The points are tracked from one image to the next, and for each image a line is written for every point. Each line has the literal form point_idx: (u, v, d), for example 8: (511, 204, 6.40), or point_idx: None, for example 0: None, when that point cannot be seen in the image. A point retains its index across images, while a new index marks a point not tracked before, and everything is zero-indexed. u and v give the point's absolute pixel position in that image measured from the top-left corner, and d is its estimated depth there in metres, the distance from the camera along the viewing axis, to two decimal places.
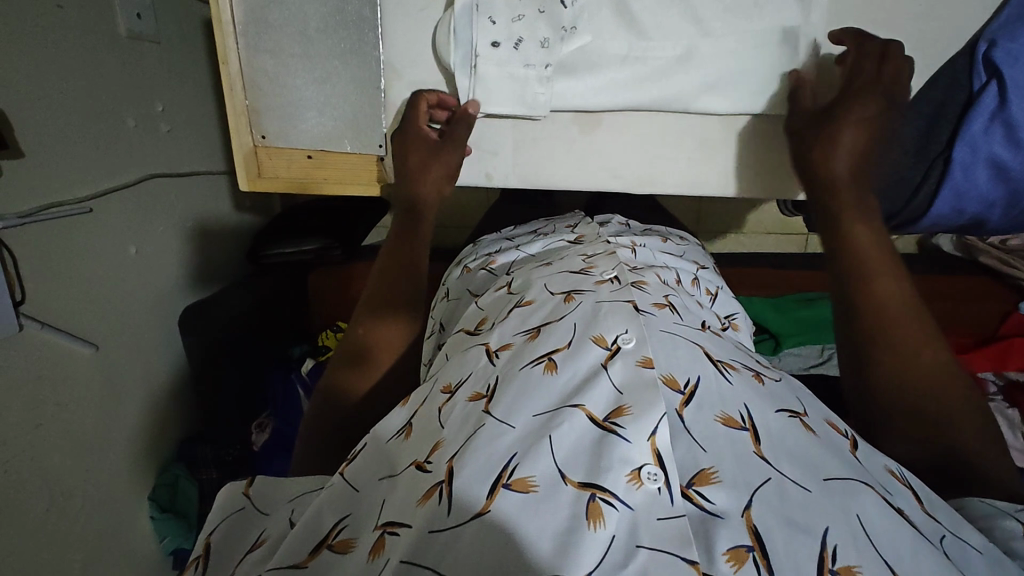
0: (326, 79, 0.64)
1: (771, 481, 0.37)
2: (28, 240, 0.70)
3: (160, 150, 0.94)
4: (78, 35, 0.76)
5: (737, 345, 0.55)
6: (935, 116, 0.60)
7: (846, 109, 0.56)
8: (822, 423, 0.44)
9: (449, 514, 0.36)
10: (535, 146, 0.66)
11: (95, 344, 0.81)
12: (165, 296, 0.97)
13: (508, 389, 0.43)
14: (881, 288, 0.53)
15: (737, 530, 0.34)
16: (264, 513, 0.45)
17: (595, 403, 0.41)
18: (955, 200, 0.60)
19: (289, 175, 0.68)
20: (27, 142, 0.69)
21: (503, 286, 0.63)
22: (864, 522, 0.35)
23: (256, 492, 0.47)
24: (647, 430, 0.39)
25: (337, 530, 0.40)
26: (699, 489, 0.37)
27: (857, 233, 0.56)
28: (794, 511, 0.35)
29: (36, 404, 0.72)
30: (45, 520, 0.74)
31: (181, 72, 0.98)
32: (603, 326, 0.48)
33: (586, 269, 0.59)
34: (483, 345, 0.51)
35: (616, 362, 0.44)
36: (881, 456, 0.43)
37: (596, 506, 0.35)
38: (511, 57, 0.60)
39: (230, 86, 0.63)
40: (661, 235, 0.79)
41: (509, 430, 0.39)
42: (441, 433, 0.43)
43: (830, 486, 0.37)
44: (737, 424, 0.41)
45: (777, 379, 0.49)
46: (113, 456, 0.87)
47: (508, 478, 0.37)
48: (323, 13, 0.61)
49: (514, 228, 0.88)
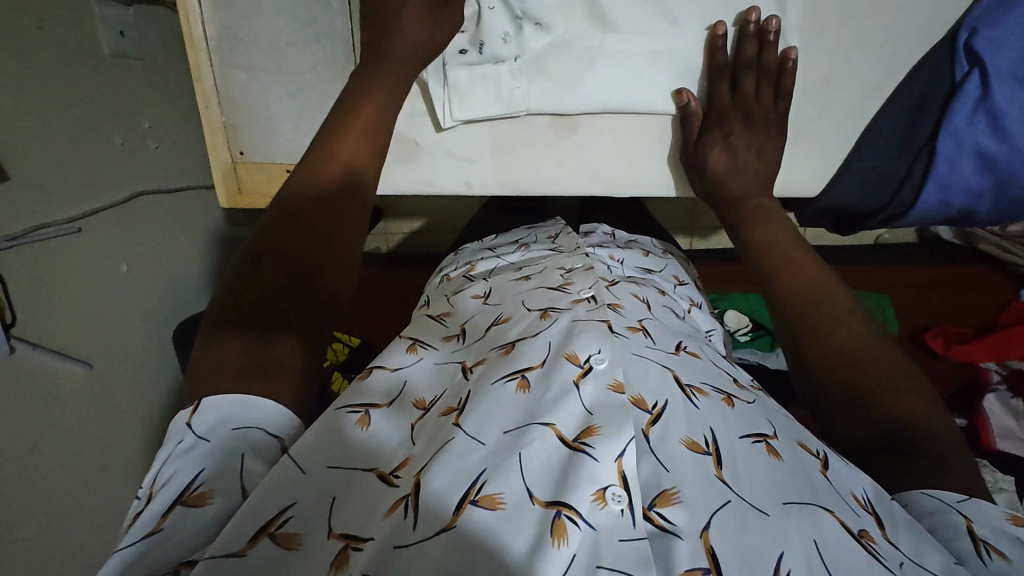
0: (299, 92, 0.63)
1: (729, 505, 0.37)
2: (17, 263, 0.70)
3: (147, 166, 0.93)
4: (61, 56, 0.76)
5: (714, 361, 0.53)
6: (920, 106, 0.58)
7: (706, 133, 0.60)
8: (791, 444, 0.43)
9: (414, 529, 0.35)
10: (513, 152, 0.64)
11: (88, 363, 0.82)
12: (158, 312, 0.97)
13: (478, 405, 0.42)
14: (797, 272, 0.57)
15: (696, 551, 0.35)
16: (206, 440, 0.37)
17: (565, 422, 0.41)
18: (941, 192, 0.59)
19: (270, 190, 0.67)
20: (13, 166, 0.69)
21: (478, 294, 0.62)
22: (819, 547, 0.36)
23: (198, 422, 0.38)
24: (615, 452, 0.38)
25: (279, 521, 0.35)
26: (660, 511, 0.37)
27: (759, 238, 0.61)
28: (750, 537, 0.36)
29: (30, 424, 0.72)
30: (43, 540, 0.74)
31: (166, 88, 0.97)
32: (577, 344, 0.47)
33: (564, 286, 0.57)
34: (459, 363, 0.50)
35: (588, 381, 0.43)
36: (851, 472, 0.43)
37: (561, 523, 0.35)
38: (474, 54, 0.59)
39: (204, 102, 0.63)
40: (643, 247, 0.77)
41: (479, 447, 0.39)
42: (412, 449, 0.41)
43: (788, 510, 0.37)
44: (701, 448, 0.40)
45: (750, 400, 0.48)
46: (112, 473, 0.87)
47: (476, 494, 0.36)
48: (295, 26, 0.60)
49: (495, 238, 0.86)
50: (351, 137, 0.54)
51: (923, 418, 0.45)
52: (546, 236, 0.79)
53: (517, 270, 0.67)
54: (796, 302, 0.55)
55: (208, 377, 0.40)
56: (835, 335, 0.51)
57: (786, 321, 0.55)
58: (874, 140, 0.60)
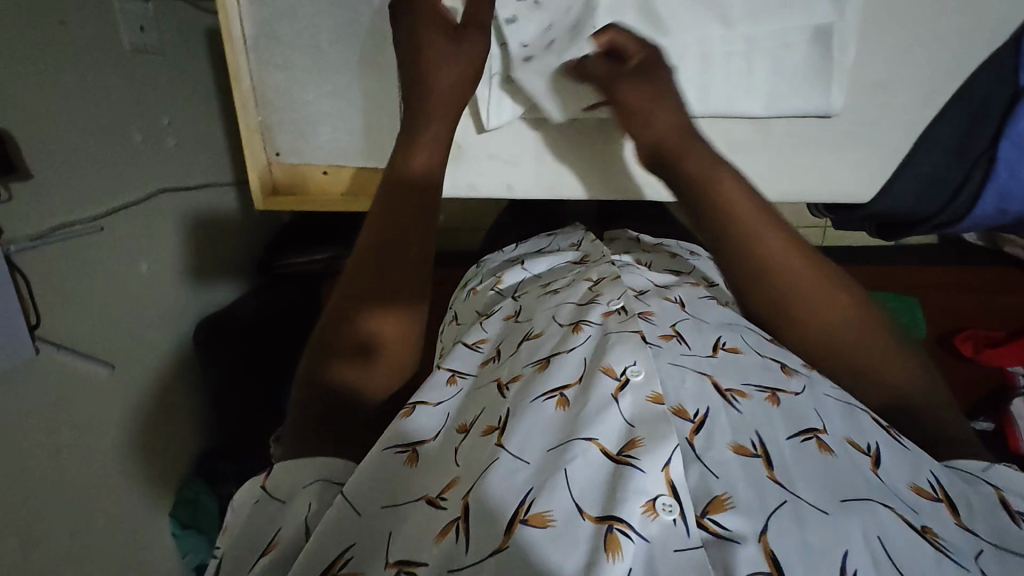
0: (338, 92, 0.62)
1: (787, 505, 0.36)
2: (42, 263, 0.69)
3: (167, 163, 0.92)
4: (81, 50, 0.74)
5: (756, 350, 0.50)
6: (979, 111, 0.58)
7: (648, 69, 0.55)
8: (842, 440, 0.42)
9: (467, 552, 0.35)
10: (559, 157, 0.64)
11: (111, 364, 0.81)
12: (179, 312, 0.96)
13: (519, 422, 0.41)
14: (756, 238, 0.51)
15: (756, 557, 0.33)
16: (282, 502, 0.42)
17: (608, 436, 0.39)
18: (999, 200, 0.60)
19: (305, 191, 0.69)
20: (35, 164, 0.68)
21: (508, 315, 0.61)
22: (884, 544, 0.35)
23: (270, 486, 0.43)
24: (662, 460, 0.37)
25: (341, 562, 0.37)
26: (714, 517, 0.35)
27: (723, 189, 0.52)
28: (812, 538, 0.34)
29: (54, 427, 0.71)
30: (67, 542, 0.73)
31: (185, 83, 0.96)
32: (612, 356, 0.45)
33: (593, 299, 0.55)
34: (495, 381, 0.49)
35: (626, 395, 0.42)
36: (903, 469, 0.41)
37: (614, 538, 0.34)
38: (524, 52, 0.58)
39: (242, 102, 0.63)
40: (670, 249, 0.77)
41: (524, 465, 0.38)
42: (457, 470, 0.41)
43: (847, 508, 0.36)
44: (749, 452, 0.39)
45: (800, 390, 0.46)
46: (134, 473, 0.86)
47: (525, 512, 0.36)
48: (335, 24, 0.59)
49: (517, 245, 0.86)
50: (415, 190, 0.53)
51: (914, 393, 0.49)
52: (569, 244, 0.78)
53: (544, 282, 0.67)
54: (758, 281, 0.51)
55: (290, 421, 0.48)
56: (812, 313, 0.50)
57: (745, 295, 0.52)
58: (930, 148, 0.60)
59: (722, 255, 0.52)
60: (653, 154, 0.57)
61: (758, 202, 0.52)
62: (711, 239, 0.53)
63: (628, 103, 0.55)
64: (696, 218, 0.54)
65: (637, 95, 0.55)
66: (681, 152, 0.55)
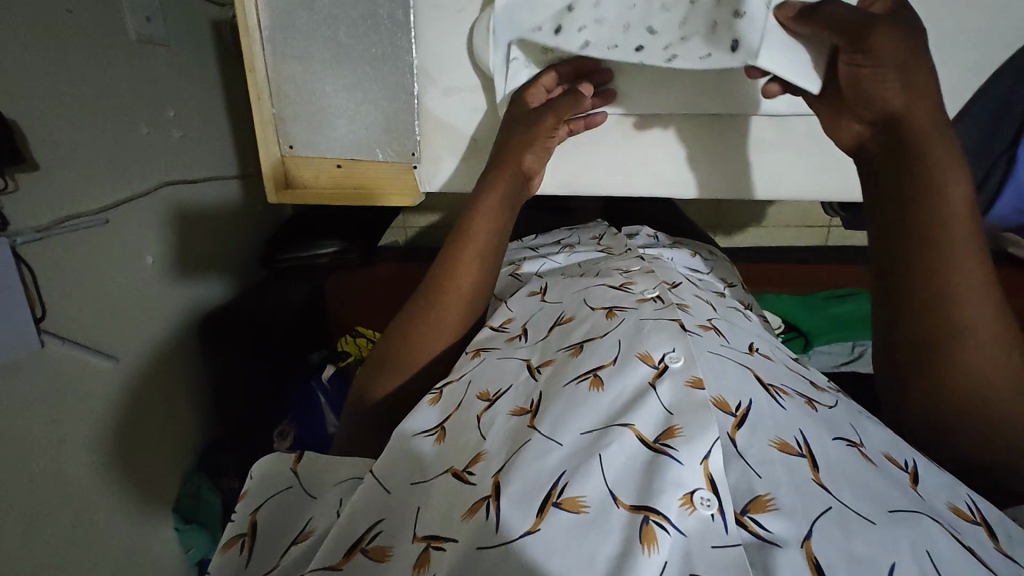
0: (356, 86, 0.64)
1: (831, 511, 0.35)
2: (46, 254, 0.68)
3: (173, 155, 0.91)
4: (88, 39, 0.74)
5: (788, 363, 0.52)
6: (1002, 113, 0.63)
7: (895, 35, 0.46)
8: (882, 453, 0.41)
9: (496, 530, 0.35)
10: (583, 154, 0.69)
11: (116, 356, 0.80)
12: (185, 305, 0.96)
13: (553, 406, 0.42)
14: (953, 263, 0.45)
15: (797, 561, 0.32)
16: (313, 496, 0.46)
17: (645, 423, 0.39)
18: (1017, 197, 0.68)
19: (317, 185, 0.69)
20: (41, 154, 0.67)
21: (534, 291, 0.63)
22: (932, 559, 0.33)
23: (303, 473, 0.47)
24: (700, 454, 0.37)
25: (371, 534, 0.40)
26: (754, 517, 0.35)
27: (950, 189, 0.45)
28: (858, 545, 0.33)
29: (59, 420, 0.71)
30: (71, 536, 0.73)
31: (192, 74, 0.95)
32: (649, 343, 0.46)
33: (626, 286, 0.58)
34: (524, 361, 0.50)
35: (664, 381, 0.42)
36: (941, 488, 0.40)
37: (650, 529, 0.33)
38: (713, 53, 0.52)
39: (257, 93, 0.64)
40: (689, 248, 0.77)
41: (556, 446, 0.38)
42: (481, 444, 0.41)
43: (894, 518, 0.35)
44: (793, 450, 0.39)
45: (832, 404, 0.46)
46: (139, 466, 0.86)
47: (558, 496, 0.35)
48: (354, 17, 0.61)
49: (535, 237, 0.86)
50: (470, 246, 0.59)
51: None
52: (591, 237, 0.80)
53: (571, 271, 0.68)
54: (934, 309, 0.46)
55: (371, 365, 0.57)
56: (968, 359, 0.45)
57: (904, 317, 0.48)
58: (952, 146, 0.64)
59: (905, 265, 0.47)
60: (877, 125, 0.50)
61: (976, 229, 0.46)
62: (902, 246, 0.48)
63: (876, 52, 0.46)
64: (897, 212, 0.48)
65: (882, 55, 0.46)
66: (920, 138, 0.47)
